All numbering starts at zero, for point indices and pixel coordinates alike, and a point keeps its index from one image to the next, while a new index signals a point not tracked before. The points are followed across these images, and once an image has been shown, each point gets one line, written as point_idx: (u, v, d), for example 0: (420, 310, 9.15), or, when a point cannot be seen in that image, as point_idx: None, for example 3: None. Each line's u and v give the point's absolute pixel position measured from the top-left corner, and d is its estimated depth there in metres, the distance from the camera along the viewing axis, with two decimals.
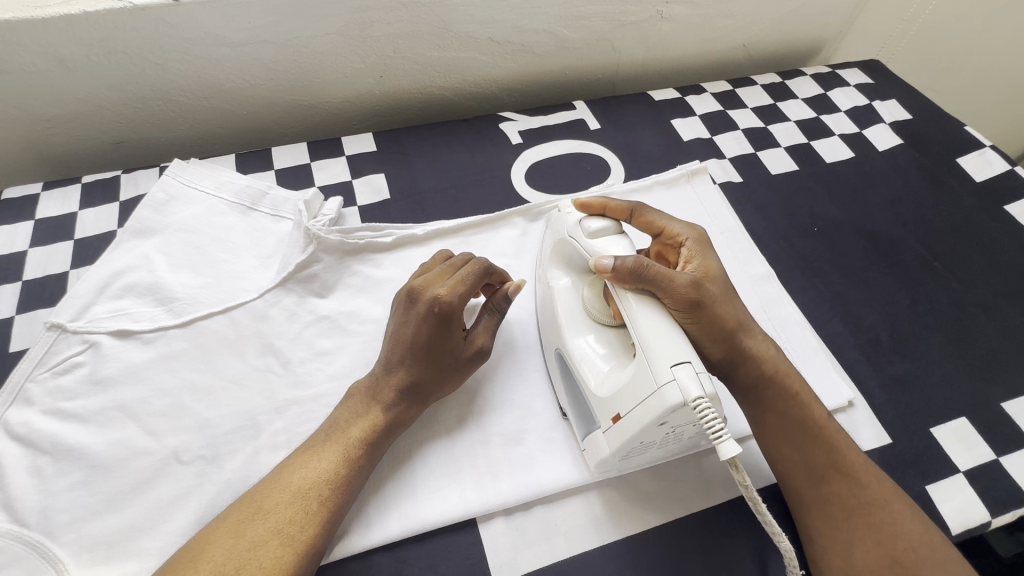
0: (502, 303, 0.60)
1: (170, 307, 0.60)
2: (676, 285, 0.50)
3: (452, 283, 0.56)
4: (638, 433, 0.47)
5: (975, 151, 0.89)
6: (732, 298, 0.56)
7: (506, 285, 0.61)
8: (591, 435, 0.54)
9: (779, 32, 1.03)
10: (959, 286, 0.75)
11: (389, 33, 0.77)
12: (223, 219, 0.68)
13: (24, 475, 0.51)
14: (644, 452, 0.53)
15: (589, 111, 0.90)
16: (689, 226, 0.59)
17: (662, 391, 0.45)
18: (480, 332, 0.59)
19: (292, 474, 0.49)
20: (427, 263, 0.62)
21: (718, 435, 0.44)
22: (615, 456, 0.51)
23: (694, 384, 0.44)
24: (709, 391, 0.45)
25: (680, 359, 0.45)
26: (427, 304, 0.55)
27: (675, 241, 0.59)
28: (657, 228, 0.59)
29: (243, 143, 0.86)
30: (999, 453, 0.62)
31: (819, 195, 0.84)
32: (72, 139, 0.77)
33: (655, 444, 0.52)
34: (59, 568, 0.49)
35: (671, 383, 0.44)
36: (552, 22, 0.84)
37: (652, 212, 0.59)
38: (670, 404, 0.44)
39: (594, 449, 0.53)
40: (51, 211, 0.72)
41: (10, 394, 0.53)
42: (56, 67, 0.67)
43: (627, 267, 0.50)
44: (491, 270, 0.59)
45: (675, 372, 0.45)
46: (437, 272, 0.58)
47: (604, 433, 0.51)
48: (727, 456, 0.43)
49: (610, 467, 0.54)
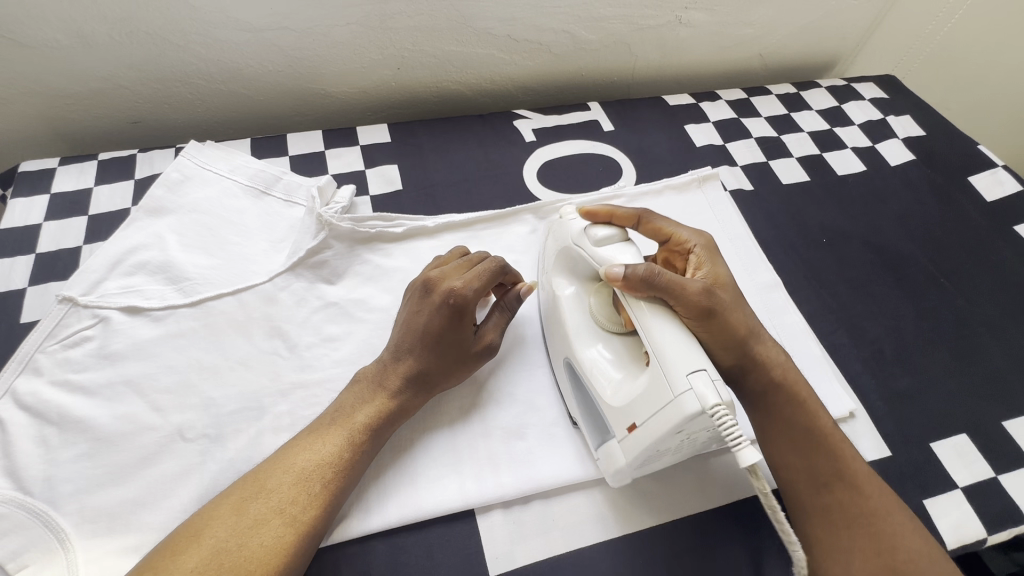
0: (513, 303, 0.61)
1: (180, 286, 0.61)
2: (687, 293, 0.50)
3: (469, 278, 0.57)
4: (656, 441, 0.47)
5: (987, 171, 0.89)
6: (743, 305, 0.56)
7: (518, 285, 0.62)
8: (606, 446, 0.54)
9: (797, 43, 1.03)
10: (964, 303, 0.75)
11: (409, 26, 0.78)
12: (236, 201, 0.69)
13: (29, 443, 0.51)
14: (661, 460, 0.53)
15: (603, 113, 0.91)
16: (697, 233, 0.59)
17: (680, 399, 0.45)
18: (491, 328, 0.60)
19: (297, 456, 0.50)
20: (441, 257, 0.63)
21: (737, 442, 0.43)
22: (633, 466, 0.51)
23: (712, 393, 0.44)
24: (727, 399, 0.45)
25: (696, 367, 0.46)
26: (441, 296, 0.56)
27: (682, 248, 0.59)
28: (664, 234, 0.59)
29: (259, 129, 0.87)
30: (998, 471, 0.62)
31: (829, 207, 0.84)
32: (91, 117, 0.77)
33: (670, 452, 0.52)
34: (60, 537, 0.49)
35: (688, 392, 0.45)
36: (571, 23, 0.84)
37: (659, 219, 0.60)
38: (688, 412, 0.44)
39: (609, 461, 0.53)
40: (67, 186, 0.72)
41: (20, 363, 0.54)
42: (79, 44, 0.68)
43: (638, 275, 0.50)
44: (507, 270, 0.60)
45: (693, 381, 0.45)
46: (454, 265, 0.59)
47: (619, 444, 0.52)
48: (746, 464, 0.43)
49: (627, 477, 0.53)
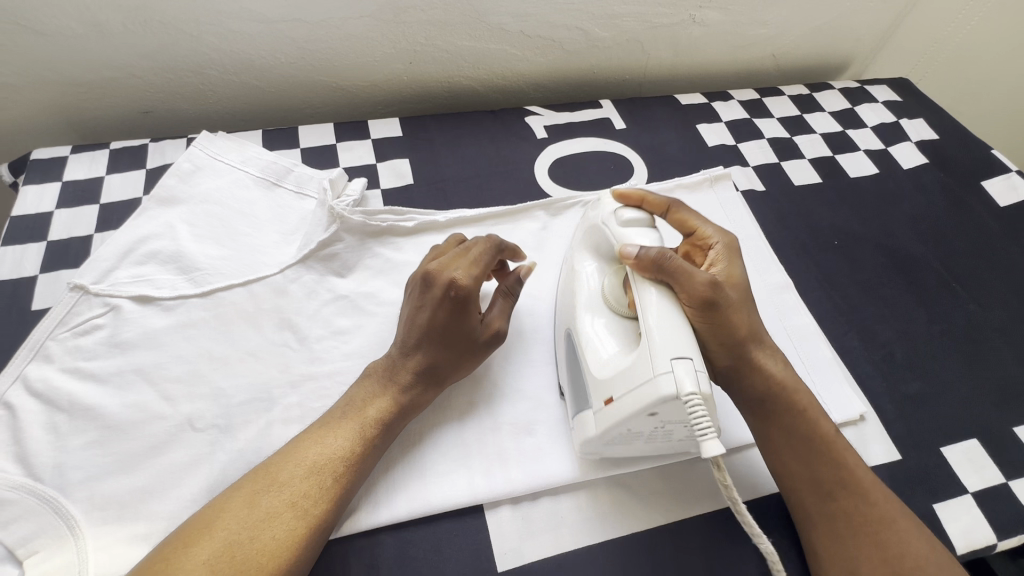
0: (514, 286, 0.60)
1: (191, 276, 0.61)
2: (694, 282, 0.50)
3: (467, 266, 0.57)
4: (627, 418, 0.48)
5: (1000, 176, 0.88)
6: (748, 306, 0.56)
7: (519, 266, 0.61)
8: (581, 414, 0.54)
9: (810, 44, 1.03)
10: (976, 309, 0.74)
11: (423, 20, 0.77)
12: (247, 192, 0.68)
13: (40, 430, 0.51)
14: (630, 442, 0.53)
15: (615, 111, 0.90)
16: (722, 231, 0.59)
17: (657, 380, 0.45)
18: (496, 316, 0.59)
19: (308, 450, 0.50)
20: (439, 246, 0.63)
21: (703, 433, 0.43)
22: (601, 439, 0.52)
23: (690, 380, 0.44)
24: (705, 391, 0.44)
25: (681, 354, 0.45)
26: (443, 287, 0.55)
27: (705, 243, 0.59)
28: (689, 227, 0.59)
29: (269, 121, 0.86)
30: (1008, 477, 0.61)
31: (840, 208, 0.84)
32: (103, 106, 0.77)
33: (642, 437, 0.52)
34: (70, 524, 0.49)
35: (667, 374, 0.45)
36: (585, 20, 0.84)
37: (687, 211, 0.59)
38: (661, 393, 0.45)
39: (581, 426, 0.54)
40: (78, 174, 0.72)
41: (31, 350, 0.54)
42: (93, 32, 0.68)
43: (650, 257, 0.50)
44: (502, 249, 0.60)
45: (674, 365, 0.45)
46: (451, 255, 0.58)
47: (593, 413, 0.52)
48: (709, 456, 0.43)
49: (595, 451, 0.54)
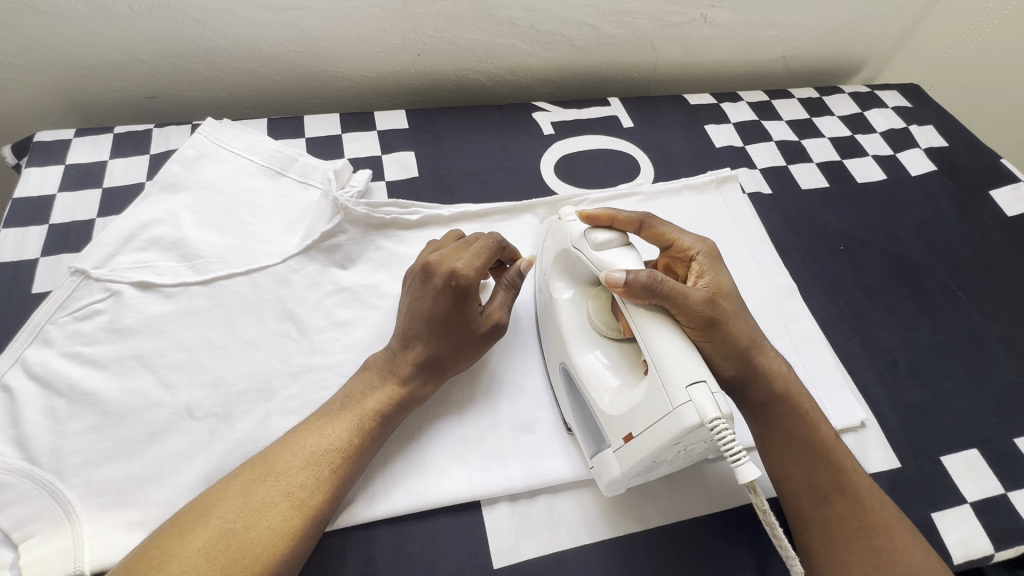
0: (516, 279, 0.59)
1: (193, 264, 0.60)
2: (690, 301, 0.50)
3: (469, 257, 0.56)
4: (653, 453, 0.47)
5: (1009, 185, 0.88)
6: (744, 315, 0.55)
7: (518, 262, 0.60)
8: (600, 454, 0.53)
9: (822, 46, 1.02)
10: (980, 318, 0.74)
11: (432, 12, 0.77)
12: (251, 180, 0.68)
13: (39, 415, 0.51)
14: (657, 469, 0.52)
15: (623, 109, 0.90)
16: (701, 239, 0.58)
17: (679, 411, 0.44)
18: (497, 307, 0.58)
19: (306, 440, 0.50)
20: (438, 242, 0.62)
21: (737, 458, 0.43)
22: (626, 474, 0.50)
23: (711, 404, 0.44)
24: (726, 411, 0.44)
25: (695, 378, 0.45)
26: (443, 278, 0.55)
27: (685, 254, 0.58)
28: (667, 240, 0.58)
29: (275, 110, 0.86)
30: (1007, 487, 0.61)
31: (847, 214, 0.83)
32: (107, 89, 0.77)
33: (666, 463, 0.51)
34: (67, 510, 0.49)
35: (688, 404, 0.44)
36: (595, 17, 0.83)
37: (662, 224, 0.58)
38: (686, 424, 0.44)
39: (604, 469, 0.52)
40: (82, 157, 0.72)
41: (31, 333, 0.54)
42: (99, 14, 0.68)
43: (640, 282, 0.49)
44: (505, 245, 0.59)
45: (692, 393, 0.44)
46: (451, 248, 0.58)
47: (614, 452, 0.51)
48: (746, 479, 0.43)
49: (622, 486, 0.52)
